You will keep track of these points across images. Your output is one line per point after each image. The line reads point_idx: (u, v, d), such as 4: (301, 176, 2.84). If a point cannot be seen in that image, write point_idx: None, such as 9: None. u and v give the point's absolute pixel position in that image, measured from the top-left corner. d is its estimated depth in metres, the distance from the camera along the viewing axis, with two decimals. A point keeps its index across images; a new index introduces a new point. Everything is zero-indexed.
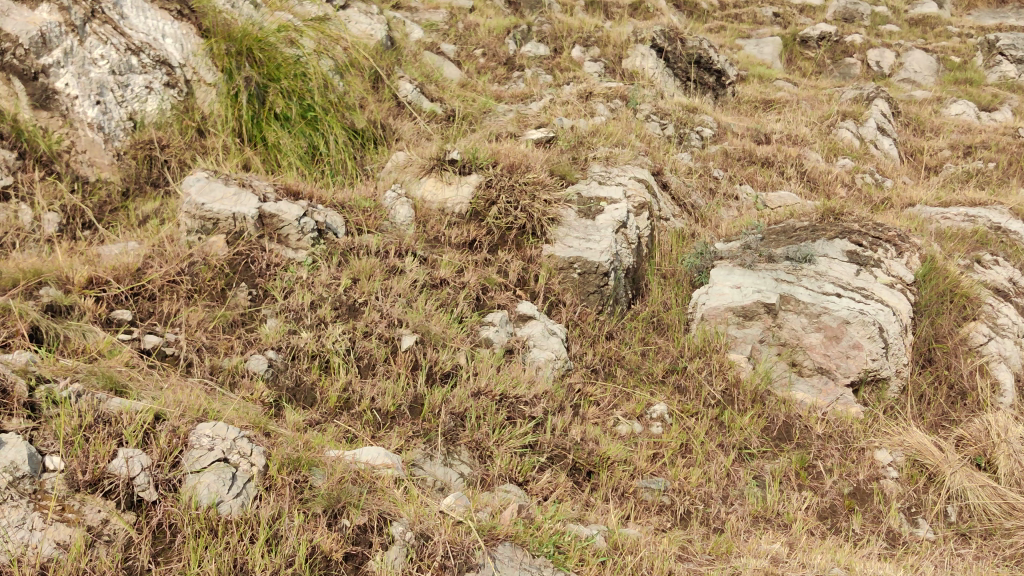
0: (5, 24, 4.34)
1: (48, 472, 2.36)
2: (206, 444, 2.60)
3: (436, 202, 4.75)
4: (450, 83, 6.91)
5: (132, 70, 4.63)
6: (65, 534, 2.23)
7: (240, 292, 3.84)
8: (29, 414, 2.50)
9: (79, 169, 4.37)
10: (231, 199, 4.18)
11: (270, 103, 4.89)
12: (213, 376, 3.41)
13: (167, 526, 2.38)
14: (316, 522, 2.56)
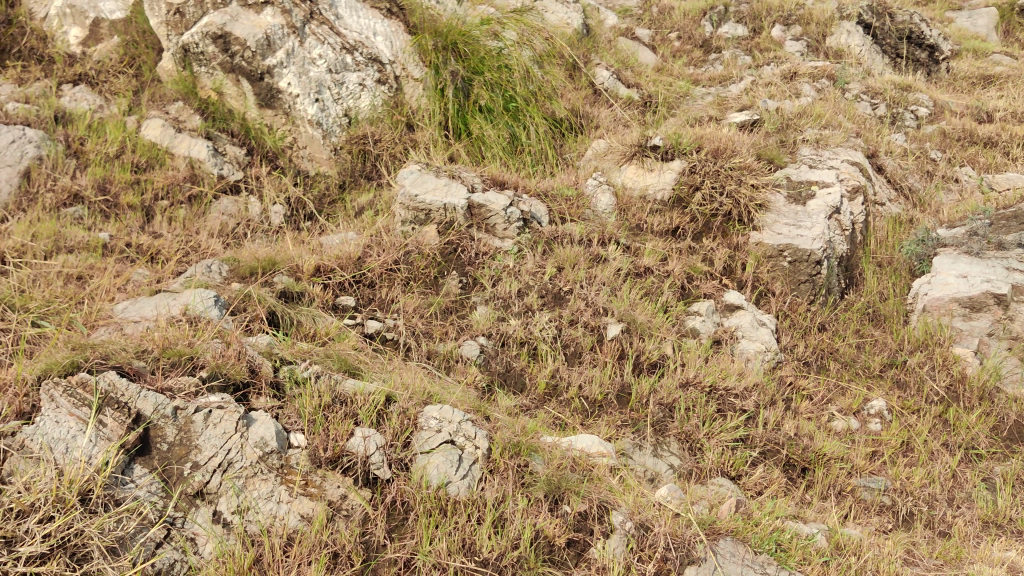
0: (235, 28, 4.54)
1: (293, 448, 2.40)
2: (434, 426, 2.58)
3: (637, 189, 4.65)
4: (646, 68, 6.79)
5: (347, 68, 4.69)
6: (309, 507, 2.26)
7: (451, 280, 3.92)
8: (275, 394, 2.57)
9: (300, 164, 4.65)
10: (442, 189, 4.22)
11: (474, 96, 4.83)
12: (429, 361, 3.49)
13: (401, 504, 2.37)
14: (538, 507, 2.49)
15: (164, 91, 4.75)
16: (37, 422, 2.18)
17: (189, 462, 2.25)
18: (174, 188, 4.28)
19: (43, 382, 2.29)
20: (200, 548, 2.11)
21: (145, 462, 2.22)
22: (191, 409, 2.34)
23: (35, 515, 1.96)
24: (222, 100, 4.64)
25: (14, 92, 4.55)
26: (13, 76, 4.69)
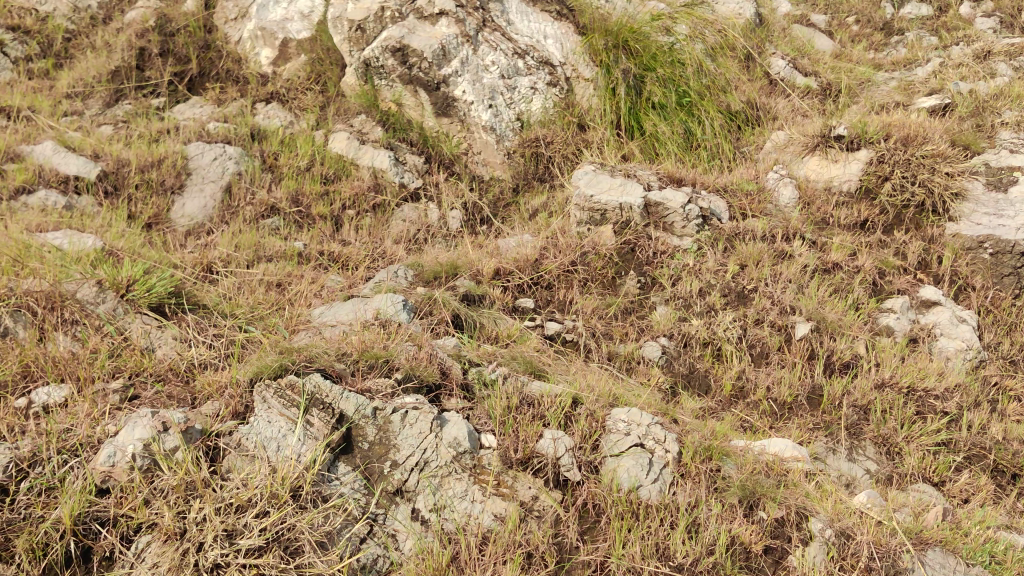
0: (413, 41, 4.66)
1: (484, 449, 2.42)
2: (623, 429, 2.53)
3: (822, 180, 4.46)
4: (824, 55, 6.50)
5: (519, 72, 4.73)
6: (502, 507, 2.26)
7: (630, 280, 3.87)
8: (465, 395, 2.59)
9: (475, 169, 4.70)
10: (618, 189, 4.18)
11: (647, 93, 4.72)
12: (611, 362, 3.47)
13: (592, 506, 2.35)
14: (734, 513, 2.40)
15: (349, 104, 4.89)
16: (251, 422, 2.32)
17: (389, 460, 2.31)
18: (360, 198, 4.42)
19: (255, 384, 2.44)
20: (401, 544, 2.15)
21: (348, 460, 2.31)
22: (389, 409, 2.40)
23: (252, 510, 2.04)
24: (401, 111, 4.77)
25: (213, 112, 4.84)
26: (213, 97, 4.98)
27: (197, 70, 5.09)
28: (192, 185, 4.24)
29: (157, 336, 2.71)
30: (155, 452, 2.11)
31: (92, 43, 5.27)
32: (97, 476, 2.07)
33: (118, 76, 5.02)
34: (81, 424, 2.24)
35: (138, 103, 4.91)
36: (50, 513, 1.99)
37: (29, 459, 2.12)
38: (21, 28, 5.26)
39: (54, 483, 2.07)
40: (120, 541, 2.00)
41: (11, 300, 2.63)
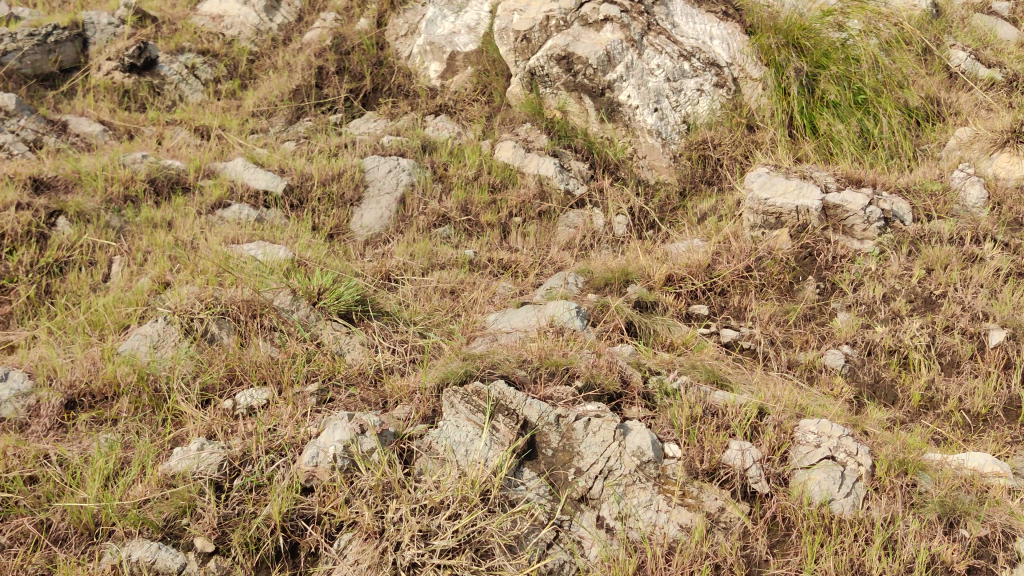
0: (578, 48, 4.63)
1: (668, 459, 2.37)
2: (813, 441, 2.44)
3: (1013, 179, 4.19)
4: (1009, 44, 6.07)
5: (685, 75, 4.61)
6: (688, 518, 2.21)
7: (808, 286, 3.74)
8: (646, 403, 2.56)
9: (641, 174, 4.57)
10: (794, 191, 4.05)
11: (821, 92, 4.54)
12: (791, 371, 3.36)
13: (781, 520, 2.28)
14: (933, 530, 2.28)
15: (514, 114, 4.92)
16: (441, 426, 2.36)
17: (573, 467, 2.31)
18: (526, 205, 4.41)
19: (443, 390, 2.49)
20: (587, 551, 2.14)
21: (533, 466, 2.32)
22: (572, 416, 2.42)
23: (445, 512, 2.09)
24: (566, 118, 4.75)
25: (387, 126, 4.94)
26: (385, 112, 5.07)
27: (371, 87, 5.19)
28: (369, 198, 4.36)
29: (346, 341, 2.81)
30: (353, 454, 2.19)
31: (273, 64, 5.35)
32: (302, 475, 2.17)
33: (299, 94, 5.12)
34: (286, 424, 2.36)
35: (317, 119, 5.01)
36: (260, 510, 2.10)
37: (240, 458, 2.24)
38: (210, 51, 5.34)
39: (263, 480, 2.18)
40: (324, 538, 2.09)
41: (216, 307, 2.79)
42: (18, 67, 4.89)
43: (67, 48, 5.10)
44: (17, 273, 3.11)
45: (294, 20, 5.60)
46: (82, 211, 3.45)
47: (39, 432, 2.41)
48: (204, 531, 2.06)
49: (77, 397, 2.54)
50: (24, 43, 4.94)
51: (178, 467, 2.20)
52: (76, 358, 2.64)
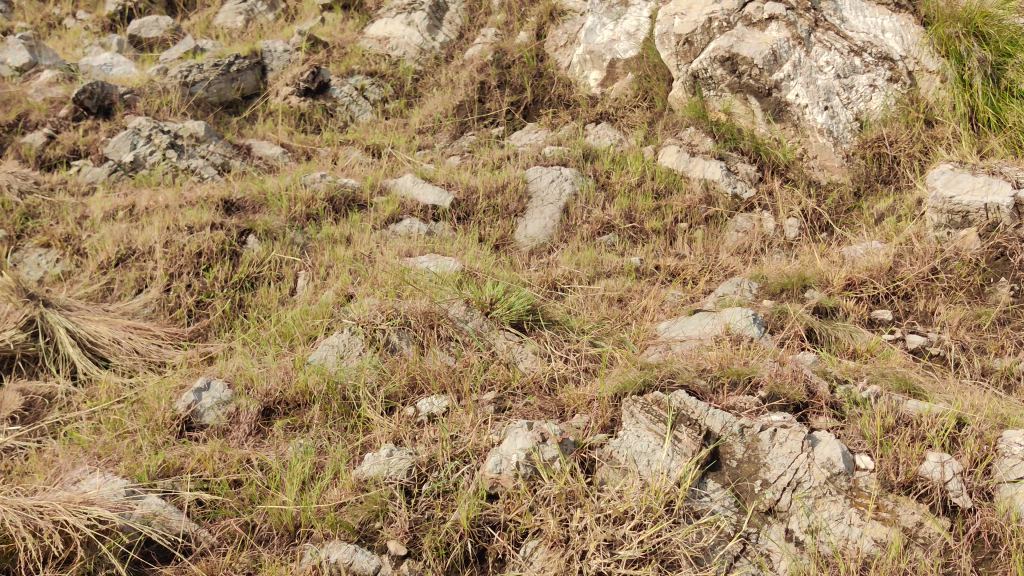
0: (742, 49, 4.29)
1: (860, 471, 2.21)
2: (1021, 453, 2.18)
3: None
4: None
5: (856, 70, 4.24)
6: (883, 533, 2.06)
7: (1002, 288, 3.39)
8: (836, 414, 2.40)
9: (812, 175, 4.17)
10: (983, 188, 3.64)
11: (1009, 81, 4.05)
12: (986, 379, 3.08)
13: (987, 537, 2.06)
14: None
15: (677, 119, 4.61)
16: (621, 435, 2.30)
17: (760, 479, 2.19)
18: (692, 211, 4.05)
19: (622, 399, 2.41)
20: (776, 565, 2.03)
21: (718, 477, 2.22)
22: (757, 427, 2.29)
23: (630, 522, 2.03)
24: (732, 121, 4.39)
25: (548, 137, 4.74)
26: (546, 123, 4.92)
27: (531, 98, 5.05)
28: (533, 208, 4.09)
29: (519, 351, 2.80)
30: (535, 462, 2.17)
31: (437, 81, 5.33)
32: (486, 482, 2.17)
33: (463, 109, 5.04)
34: (469, 427, 2.40)
35: (480, 133, 4.91)
36: (449, 515, 2.12)
37: (427, 464, 2.27)
38: (378, 73, 5.37)
39: (449, 486, 2.21)
40: (511, 544, 2.06)
41: (397, 318, 2.88)
42: (205, 96, 5.10)
43: (247, 76, 5.27)
44: (213, 289, 3.29)
45: (455, 39, 5.57)
46: (270, 230, 3.65)
47: (239, 438, 2.55)
48: (397, 535, 2.10)
49: (273, 405, 2.67)
50: (210, 73, 5.13)
51: (370, 472, 2.25)
52: (270, 368, 2.77)
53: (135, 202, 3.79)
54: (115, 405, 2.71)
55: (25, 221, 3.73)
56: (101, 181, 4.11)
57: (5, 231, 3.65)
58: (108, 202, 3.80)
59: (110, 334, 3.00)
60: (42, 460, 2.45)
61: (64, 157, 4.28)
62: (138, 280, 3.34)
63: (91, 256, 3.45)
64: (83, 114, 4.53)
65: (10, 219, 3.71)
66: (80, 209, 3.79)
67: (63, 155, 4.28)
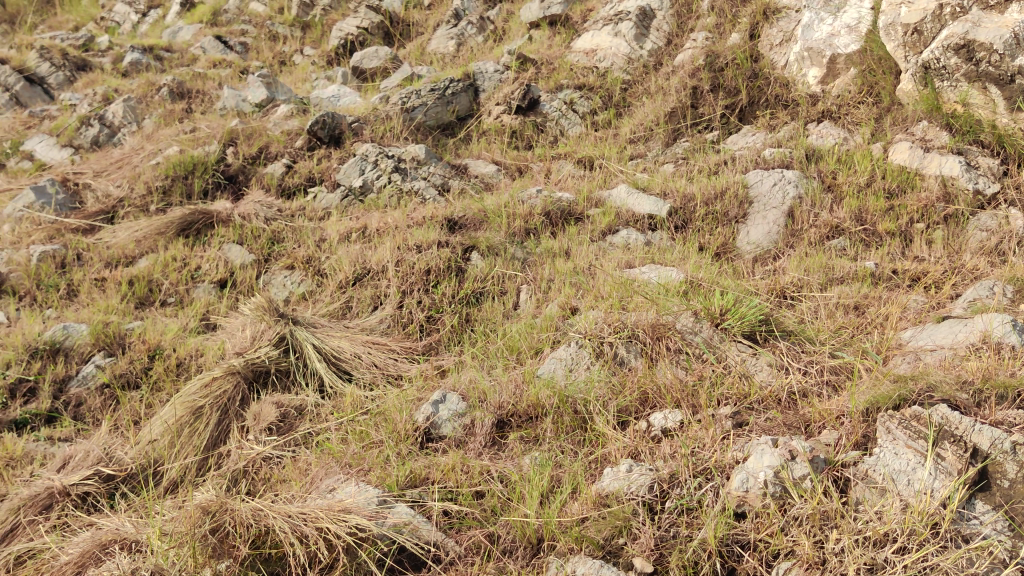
0: (979, 35, 3.96)
1: None
2: None
3: None
4: None
5: None
6: None
7: None
8: None
9: None
10: None
11: None
12: None
13: None
14: None
15: (908, 113, 4.28)
16: (877, 453, 2.06)
17: None
18: (929, 210, 3.72)
19: (876, 415, 2.16)
20: None
21: (987, 498, 1.93)
22: None
23: (892, 545, 1.83)
24: (970, 111, 4.02)
25: (767, 139, 4.52)
26: (764, 124, 4.68)
27: (747, 100, 4.79)
28: (755, 214, 3.88)
29: (753, 363, 2.53)
30: (785, 480, 1.95)
31: (647, 89, 5.16)
32: (733, 500, 1.97)
33: (676, 116, 4.85)
34: (717, 442, 2.17)
35: (695, 139, 4.72)
36: (696, 533, 1.92)
37: (668, 480, 2.07)
38: (586, 86, 5.29)
39: (693, 504, 2.00)
40: (762, 566, 1.87)
41: (625, 330, 2.65)
42: (424, 120, 5.20)
43: (462, 98, 5.34)
44: (442, 304, 3.33)
45: (663, 45, 5.44)
46: (492, 246, 3.67)
47: (476, 448, 2.39)
48: (642, 551, 1.91)
49: (506, 417, 2.52)
50: (427, 98, 5.24)
51: (609, 488, 2.06)
52: (501, 381, 2.63)
53: (367, 224, 3.96)
54: (359, 417, 2.68)
55: (271, 245, 3.92)
56: (334, 206, 4.33)
57: (254, 254, 3.86)
58: (343, 225, 3.98)
59: (351, 349, 3.04)
60: (298, 468, 2.46)
61: (301, 184, 4.54)
62: (374, 298, 3.45)
63: (331, 276, 3.61)
64: (318, 143, 4.82)
65: (258, 244, 3.92)
66: (318, 233, 3.99)
67: (300, 183, 4.54)
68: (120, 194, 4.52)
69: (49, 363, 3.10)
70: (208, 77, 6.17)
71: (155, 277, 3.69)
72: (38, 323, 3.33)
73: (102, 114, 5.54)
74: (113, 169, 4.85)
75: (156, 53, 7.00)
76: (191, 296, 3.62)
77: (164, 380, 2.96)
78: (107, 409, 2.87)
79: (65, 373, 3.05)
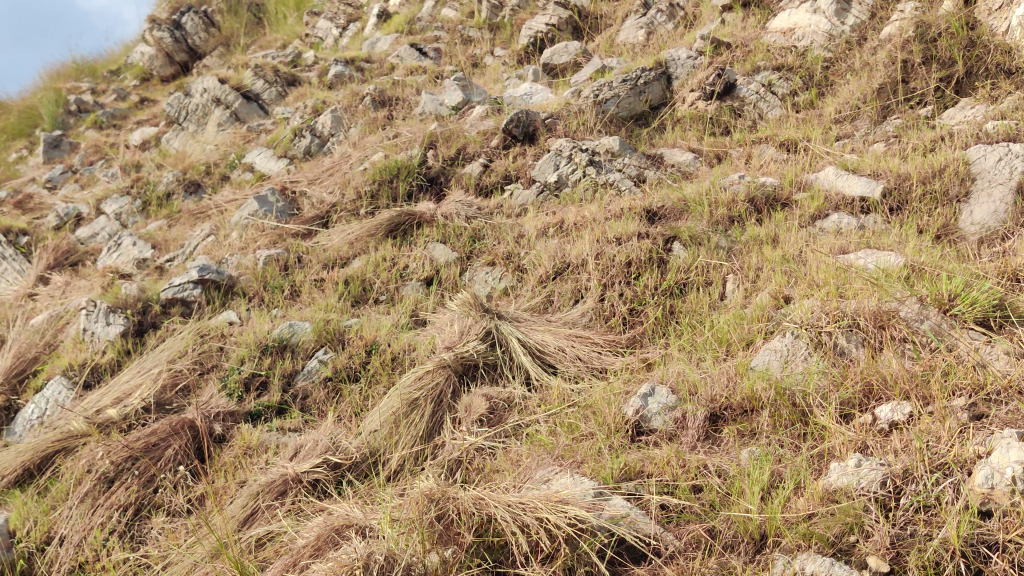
0: None
1: None
2: None
3: None
4: None
5: None
6: None
7: None
8: None
9: None
10: None
11: None
12: None
13: None
14: None
15: None
16: None
17: None
18: None
19: None
20: None
21: None
22: None
23: None
24: None
25: (988, 111, 4.10)
26: (985, 96, 4.25)
27: (964, 71, 4.41)
28: (979, 191, 3.52)
29: (988, 352, 2.28)
30: None
31: (851, 66, 4.91)
32: (976, 499, 1.78)
33: (884, 92, 4.58)
34: (954, 437, 1.96)
35: (907, 115, 4.42)
36: (936, 532, 1.77)
37: (902, 476, 1.93)
38: (785, 66, 5.11)
39: (931, 501, 1.85)
40: (1013, 568, 1.66)
41: (844, 320, 2.50)
42: (617, 112, 5.07)
43: (654, 87, 5.20)
44: (644, 297, 3.17)
45: (867, 19, 5.11)
46: (695, 235, 3.47)
47: (690, 442, 2.29)
48: (877, 550, 1.77)
49: (719, 411, 2.39)
50: (620, 90, 5.12)
51: (838, 483, 1.95)
52: (712, 373, 2.51)
53: (564, 219, 3.90)
54: (567, 410, 2.59)
55: (472, 243, 3.98)
56: (531, 203, 4.34)
57: (458, 252, 3.92)
58: (540, 220, 3.95)
59: (555, 342, 2.96)
60: (510, 459, 2.40)
61: (499, 182, 4.59)
62: (575, 292, 3.36)
63: (531, 272, 3.57)
64: (513, 141, 4.89)
65: (461, 242, 3.99)
66: (516, 229, 3.98)
67: (497, 181, 4.59)
68: (333, 199, 4.76)
69: (278, 359, 3.30)
70: (405, 83, 6.39)
71: (369, 277, 3.85)
72: (267, 322, 3.55)
73: (313, 126, 5.88)
74: (326, 176, 5.14)
75: (358, 64, 7.34)
76: (400, 294, 3.74)
77: (381, 374, 3.09)
78: (331, 401, 3.02)
79: (292, 368, 3.23)
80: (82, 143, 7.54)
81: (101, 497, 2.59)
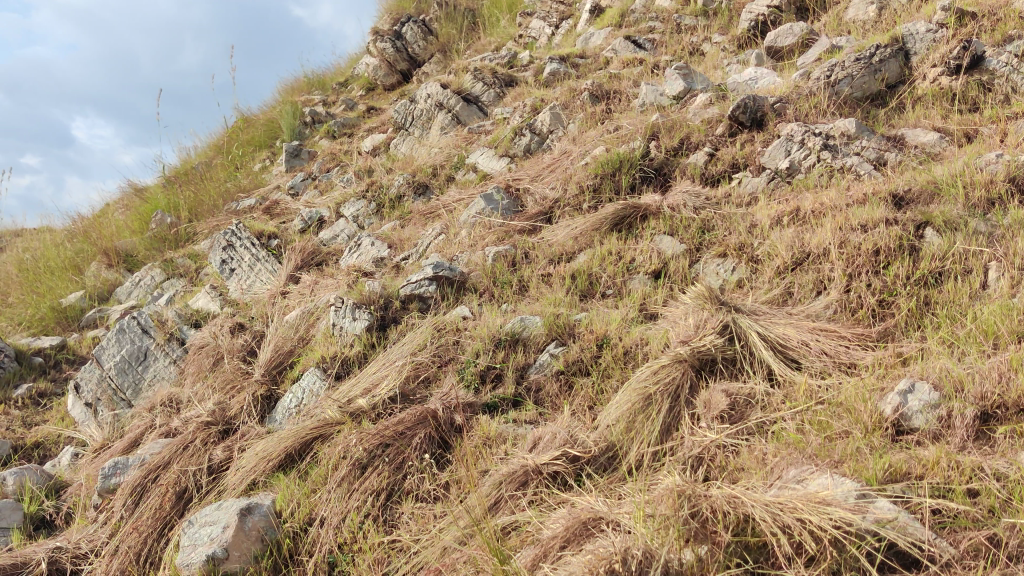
0: None
1: None
2: None
3: None
4: None
5: None
6: None
7: None
8: None
9: None
10: None
11: None
12: None
13: None
14: None
15: None
16: None
17: None
18: None
19: None
20: None
21: None
22: None
23: None
24: None
25: None
26: None
27: None
28: None
29: None
30: None
31: None
32: None
33: None
34: None
35: None
36: None
37: None
38: None
39: None
40: None
41: None
42: (851, 92, 4.81)
43: (892, 63, 4.88)
44: (895, 287, 2.98)
45: None
46: (950, 221, 3.21)
47: (958, 442, 2.11)
48: None
49: (990, 409, 2.20)
50: (853, 69, 4.84)
51: None
52: (980, 368, 2.31)
53: (799, 206, 3.73)
54: (815, 407, 2.47)
55: (702, 235, 3.89)
56: (761, 190, 4.18)
57: (686, 244, 3.85)
58: (773, 208, 3.80)
59: (798, 337, 2.84)
60: (754, 457, 2.31)
61: (726, 171, 4.47)
62: (817, 283, 3.22)
63: (767, 263, 3.45)
64: (739, 128, 4.74)
65: (689, 233, 3.91)
66: (747, 219, 3.85)
67: (724, 170, 4.47)
68: (556, 195, 4.80)
69: (511, 352, 3.37)
70: (623, 77, 6.35)
71: (595, 271, 3.86)
72: (500, 317, 3.63)
73: (533, 124, 5.97)
74: (548, 173, 5.20)
75: (573, 60, 7.36)
76: (628, 287, 3.72)
77: (613, 368, 3.08)
78: (565, 394, 3.05)
79: (526, 361, 3.29)
80: (318, 153, 8.05)
81: (356, 482, 2.73)
